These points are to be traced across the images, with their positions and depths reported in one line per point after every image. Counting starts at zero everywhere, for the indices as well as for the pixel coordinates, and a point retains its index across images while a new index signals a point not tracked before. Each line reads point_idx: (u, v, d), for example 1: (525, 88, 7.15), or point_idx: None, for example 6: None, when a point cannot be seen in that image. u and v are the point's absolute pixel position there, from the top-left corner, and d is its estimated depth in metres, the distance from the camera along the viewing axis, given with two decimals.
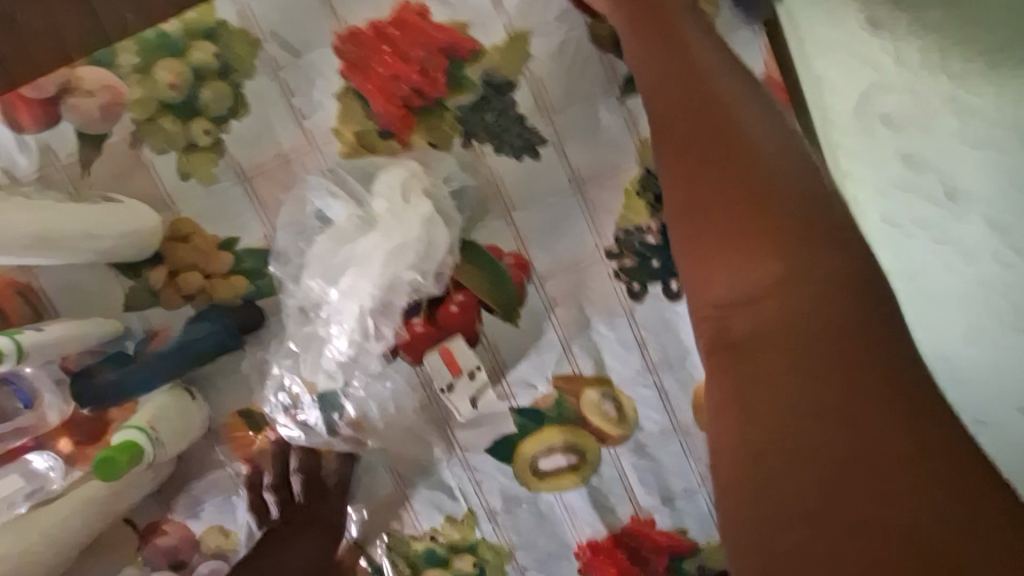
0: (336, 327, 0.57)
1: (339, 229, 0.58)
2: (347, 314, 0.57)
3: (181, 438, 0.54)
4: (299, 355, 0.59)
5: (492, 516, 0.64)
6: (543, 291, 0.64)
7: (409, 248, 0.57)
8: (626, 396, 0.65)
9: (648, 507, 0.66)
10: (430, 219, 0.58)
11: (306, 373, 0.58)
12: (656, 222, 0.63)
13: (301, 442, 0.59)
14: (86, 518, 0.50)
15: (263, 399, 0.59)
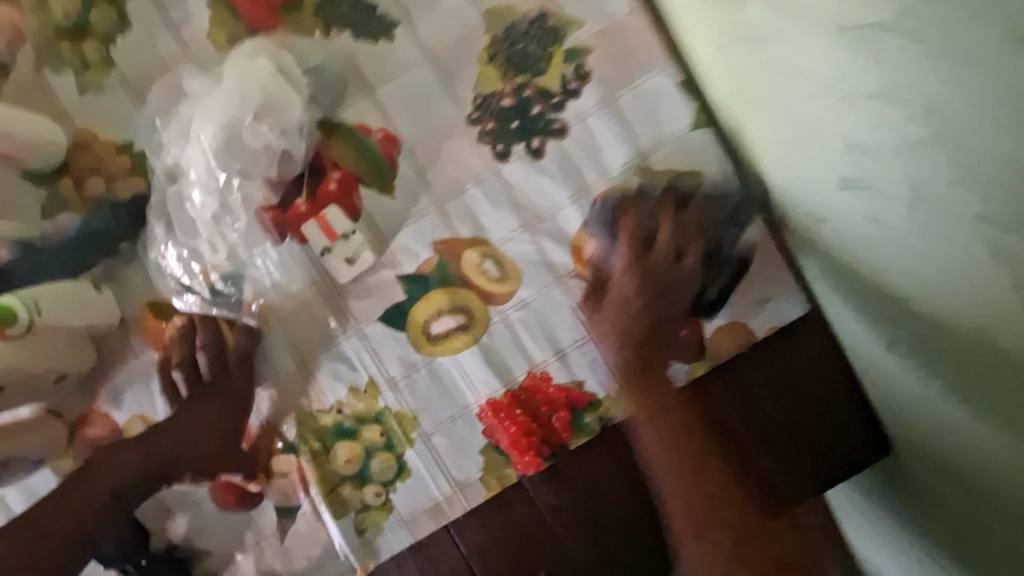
0: (197, 182, 0.65)
1: (203, 106, 0.64)
2: (202, 165, 0.65)
3: (78, 315, 0.63)
4: (177, 223, 0.67)
5: (393, 385, 0.70)
6: (413, 161, 0.68)
7: (254, 103, 0.63)
8: (505, 255, 0.69)
9: (541, 361, 0.70)
10: (273, 74, 0.64)
11: (185, 237, 0.67)
12: (511, 85, 0.67)
13: (193, 308, 0.68)
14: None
15: (159, 270, 0.68)
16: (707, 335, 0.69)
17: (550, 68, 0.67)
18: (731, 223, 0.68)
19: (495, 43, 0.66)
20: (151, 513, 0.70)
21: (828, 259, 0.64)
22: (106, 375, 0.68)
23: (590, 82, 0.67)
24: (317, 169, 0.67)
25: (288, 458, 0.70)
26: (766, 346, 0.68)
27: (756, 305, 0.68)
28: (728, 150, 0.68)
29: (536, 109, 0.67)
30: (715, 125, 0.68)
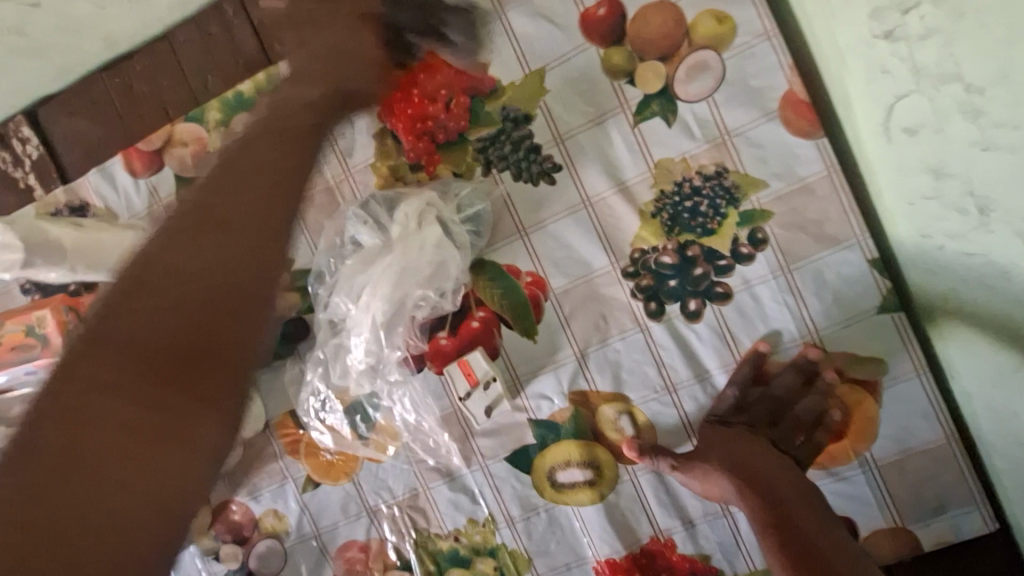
0: (355, 338, 0.65)
1: (366, 253, 0.65)
2: (362, 326, 0.64)
3: None
4: (326, 365, 0.68)
5: (511, 523, 0.69)
6: (560, 308, 0.66)
7: (420, 269, 0.64)
8: (641, 411, 0.65)
9: (667, 528, 0.66)
10: (439, 245, 0.63)
11: (336, 380, 0.68)
12: (673, 242, 0.62)
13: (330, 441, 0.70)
14: None
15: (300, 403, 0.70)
16: (861, 532, 0.62)
17: (718, 227, 0.61)
18: (910, 421, 0.60)
19: (661, 197, 0.62)
20: None
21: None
22: (247, 472, 0.73)
23: (764, 249, 0.60)
24: (462, 309, 0.67)
25: (402, 574, 0.72)
26: (931, 558, 0.61)
27: (926, 512, 0.61)
28: (918, 339, 0.59)
29: (698, 270, 0.62)
30: (907, 308, 0.59)
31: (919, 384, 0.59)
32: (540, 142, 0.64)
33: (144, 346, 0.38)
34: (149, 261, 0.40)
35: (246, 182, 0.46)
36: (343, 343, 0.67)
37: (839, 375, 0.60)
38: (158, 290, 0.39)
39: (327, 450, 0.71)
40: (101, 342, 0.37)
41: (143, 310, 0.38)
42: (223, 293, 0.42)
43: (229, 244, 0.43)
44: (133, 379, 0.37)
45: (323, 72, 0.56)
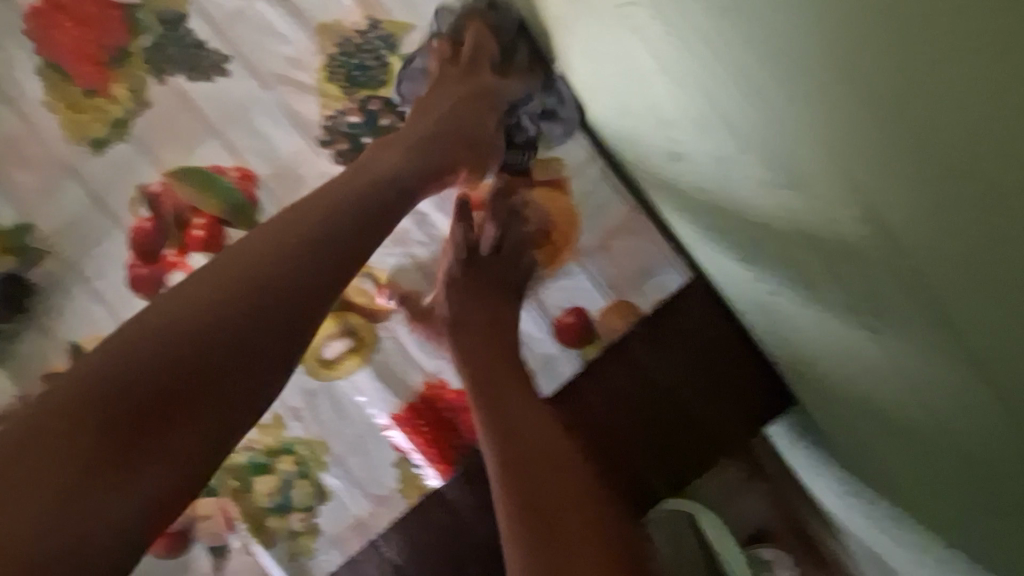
0: (81, 276, 0.68)
1: (69, 196, 0.67)
2: (81, 261, 0.68)
3: None
4: (60, 320, 0.69)
5: (297, 414, 0.71)
6: (273, 193, 0.67)
7: (121, 192, 0.67)
8: (380, 270, 0.69)
9: (436, 369, 0.70)
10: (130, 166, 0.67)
11: (72, 329, 0.69)
12: (355, 101, 0.66)
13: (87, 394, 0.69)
14: None
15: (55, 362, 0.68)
16: (593, 318, 0.69)
17: (388, 77, 0.66)
18: (597, 205, 0.68)
19: (331, 63, 0.66)
20: None
21: (706, 242, 0.60)
22: None
23: None
24: (181, 221, 0.67)
25: (209, 500, 0.71)
26: (653, 317, 0.68)
27: (638, 281, 0.68)
28: (580, 130, 0.68)
29: (385, 121, 0.66)
30: (565, 106, 0.67)
31: (592, 169, 0.68)
32: (204, 39, 0.66)
33: (209, 339, 0.45)
34: (181, 329, 0.44)
35: (226, 302, 0.46)
36: (72, 287, 0.68)
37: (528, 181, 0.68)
38: (129, 348, 0.43)
39: None
40: (180, 296, 0.46)
41: (149, 368, 0.43)
42: (339, 269, 0.51)
43: (289, 267, 0.49)
44: (121, 411, 0.41)
45: (451, 138, 0.60)
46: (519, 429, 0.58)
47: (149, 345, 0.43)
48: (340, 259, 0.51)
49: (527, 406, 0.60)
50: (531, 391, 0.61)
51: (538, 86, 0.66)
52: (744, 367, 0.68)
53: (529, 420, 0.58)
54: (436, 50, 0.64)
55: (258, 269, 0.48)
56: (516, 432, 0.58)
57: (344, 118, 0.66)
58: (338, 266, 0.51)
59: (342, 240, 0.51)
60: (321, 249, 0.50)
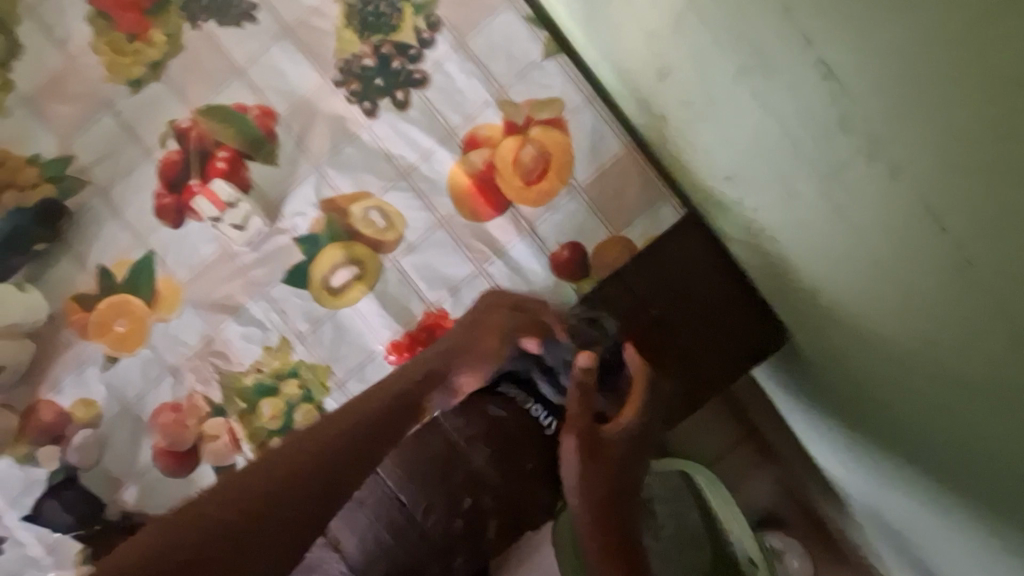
0: (110, 203, 0.73)
1: (104, 129, 0.73)
2: (110, 189, 0.74)
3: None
4: (88, 244, 0.74)
5: (303, 339, 0.75)
6: (290, 130, 0.72)
7: (152, 125, 0.73)
8: (388, 204, 0.73)
9: (436, 299, 0.74)
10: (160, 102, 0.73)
11: (101, 252, 0.74)
12: (368, 46, 0.71)
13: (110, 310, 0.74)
14: None
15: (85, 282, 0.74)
16: (587, 253, 0.72)
17: (401, 23, 0.71)
18: (594, 143, 0.71)
19: (349, 10, 0.71)
20: (101, 482, 0.76)
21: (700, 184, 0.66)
22: (46, 367, 0.75)
23: (441, 30, 0.70)
24: (205, 154, 0.73)
25: (218, 420, 0.75)
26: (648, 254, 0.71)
27: (629, 217, 0.72)
28: (580, 74, 0.71)
29: (396, 63, 0.71)
30: (565, 51, 0.71)
31: (592, 110, 0.71)
32: None
33: (267, 511, 0.54)
34: (177, 529, 0.51)
35: (298, 459, 0.58)
36: (101, 213, 0.74)
37: (528, 120, 0.71)
38: (202, 524, 0.51)
39: (116, 322, 0.75)
40: (248, 474, 0.56)
41: (273, 535, 0.53)
42: (353, 463, 0.59)
43: (306, 466, 0.57)
44: (198, 543, 0.49)
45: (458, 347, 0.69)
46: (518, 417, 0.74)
47: (218, 515, 0.52)
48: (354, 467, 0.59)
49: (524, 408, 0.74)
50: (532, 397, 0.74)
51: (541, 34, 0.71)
52: (746, 315, 0.70)
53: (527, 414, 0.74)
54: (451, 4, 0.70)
55: (247, 482, 0.55)
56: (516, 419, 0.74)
57: (358, 61, 0.71)
58: (356, 461, 0.59)
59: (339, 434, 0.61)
60: (344, 463, 0.59)
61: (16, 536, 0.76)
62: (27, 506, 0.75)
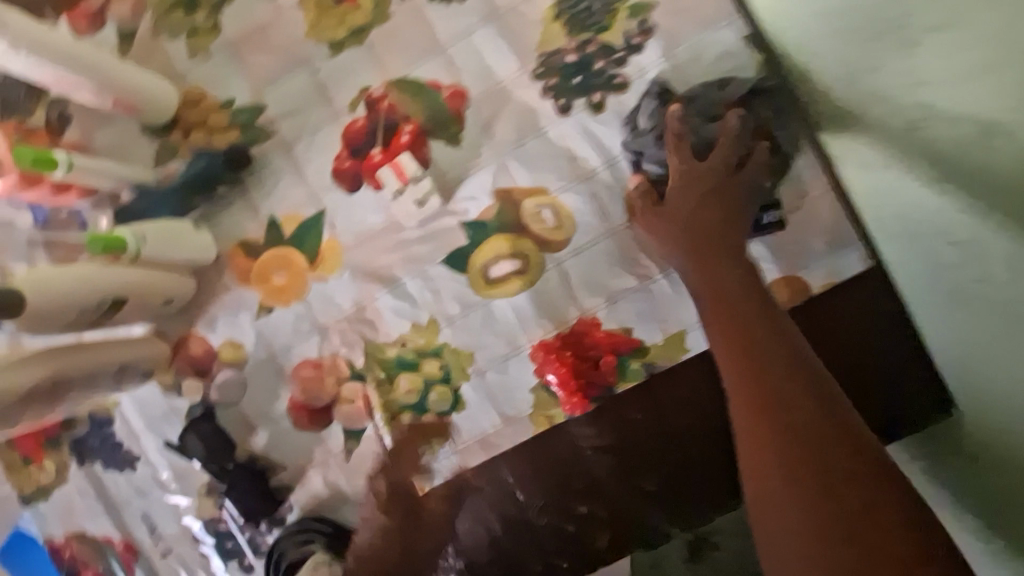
0: (291, 158, 0.75)
1: (298, 84, 0.74)
2: (293, 145, 0.75)
3: (179, 249, 0.70)
4: (263, 194, 0.76)
5: (451, 323, 0.75)
6: (478, 114, 0.72)
7: (345, 90, 0.74)
8: (562, 203, 0.72)
9: (592, 307, 0.73)
10: (356, 67, 0.74)
11: (274, 203, 0.75)
12: (574, 42, 0.70)
13: (273, 261, 0.76)
14: (80, 290, 0.59)
15: (254, 230, 0.76)
16: None
17: (611, 24, 0.69)
18: (784, 178, 0.70)
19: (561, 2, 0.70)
20: (235, 423, 0.78)
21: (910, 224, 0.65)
22: (202, 304, 0.77)
23: (652, 38, 0.69)
24: (391, 125, 0.73)
25: (355, 385, 0.77)
26: (816, 295, 0.69)
27: (811, 257, 0.70)
28: (787, 104, 0.68)
29: (599, 64, 0.70)
30: (776, 78, 0.68)
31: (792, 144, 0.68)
32: None
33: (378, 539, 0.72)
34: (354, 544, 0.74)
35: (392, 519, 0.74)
36: (280, 167, 0.75)
37: (724, 143, 0.69)
38: None
39: (276, 274, 0.76)
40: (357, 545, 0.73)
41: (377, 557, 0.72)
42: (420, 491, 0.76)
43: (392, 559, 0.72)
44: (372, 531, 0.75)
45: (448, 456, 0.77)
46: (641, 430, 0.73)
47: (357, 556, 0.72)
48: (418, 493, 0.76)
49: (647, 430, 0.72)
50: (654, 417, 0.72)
51: (754, 56, 0.68)
52: (911, 374, 0.67)
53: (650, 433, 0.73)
54: (667, 14, 0.69)
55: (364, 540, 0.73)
56: (641, 432, 0.73)
57: (563, 55, 0.70)
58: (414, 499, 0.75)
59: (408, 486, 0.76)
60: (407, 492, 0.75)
61: (149, 458, 0.80)
62: (166, 432, 0.79)
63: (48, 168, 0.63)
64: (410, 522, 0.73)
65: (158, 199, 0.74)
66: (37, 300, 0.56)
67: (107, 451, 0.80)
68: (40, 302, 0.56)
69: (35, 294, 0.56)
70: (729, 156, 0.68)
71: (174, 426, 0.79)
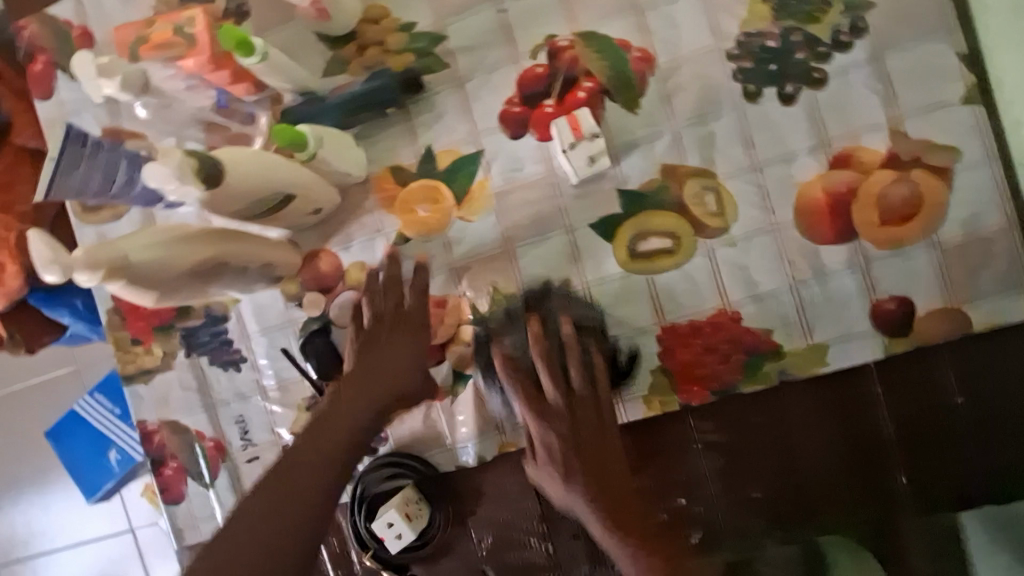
0: (461, 94, 0.74)
1: (483, 20, 0.74)
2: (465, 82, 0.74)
3: (344, 161, 0.71)
4: (426, 124, 0.75)
5: (586, 288, 0.74)
6: (661, 84, 0.71)
7: (530, 34, 0.73)
8: (728, 188, 0.70)
9: (736, 300, 0.70)
10: (545, 14, 0.72)
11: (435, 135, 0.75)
12: (779, 27, 0.68)
13: (421, 192, 0.76)
14: (267, 180, 0.59)
15: (410, 158, 0.76)
16: (918, 309, 0.67)
17: (820, 16, 0.67)
18: (972, 207, 0.65)
19: None
20: (347, 344, 0.78)
21: None
22: (340, 221, 0.77)
23: (862, 37, 0.66)
24: (570, 78, 0.72)
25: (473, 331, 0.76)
26: (973, 334, 0.66)
27: (979, 292, 0.66)
28: (992, 133, 0.65)
29: (800, 54, 0.67)
30: (986, 103, 0.65)
31: (987, 174, 0.65)
32: None
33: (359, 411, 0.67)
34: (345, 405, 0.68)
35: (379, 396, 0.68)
36: (447, 100, 0.75)
37: (916, 159, 0.65)
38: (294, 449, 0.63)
39: (421, 206, 0.76)
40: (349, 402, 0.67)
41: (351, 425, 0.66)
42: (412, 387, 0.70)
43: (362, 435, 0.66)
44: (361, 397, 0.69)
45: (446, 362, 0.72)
46: (754, 433, 0.71)
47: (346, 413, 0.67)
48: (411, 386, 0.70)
49: (760, 434, 0.71)
50: (771, 423, 0.70)
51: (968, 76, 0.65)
52: None
53: (761, 437, 0.71)
54: (884, 16, 0.66)
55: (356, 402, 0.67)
56: (753, 435, 0.71)
57: (765, 38, 0.68)
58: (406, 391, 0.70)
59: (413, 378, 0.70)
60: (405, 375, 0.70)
61: (257, 361, 0.80)
62: (280, 339, 0.80)
63: (247, 56, 0.63)
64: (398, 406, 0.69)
65: (326, 108, 0.73)
66: (235, 180, 0.55)
67: (216, 347, 0.81)
68: (236, 183, 0.56)
69: (232, 173, 0.55)
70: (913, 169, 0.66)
71: (289, 335, 0.79)
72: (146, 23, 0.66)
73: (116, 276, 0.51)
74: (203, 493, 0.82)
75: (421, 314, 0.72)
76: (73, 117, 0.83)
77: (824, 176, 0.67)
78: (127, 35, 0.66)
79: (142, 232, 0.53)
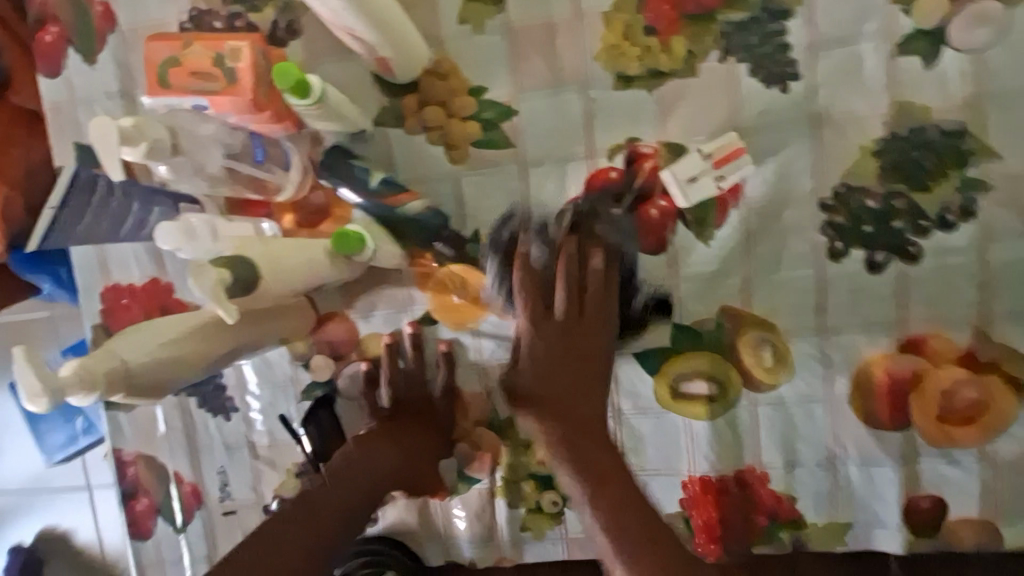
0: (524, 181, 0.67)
1: (563, 104, 0.65)
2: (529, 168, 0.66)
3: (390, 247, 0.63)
4: (472, 204, 0.67)
5: (617, 415, 0.69)
6: (744, 220, 0.64)
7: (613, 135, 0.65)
8: (789, 347, 0.65)
9: (768, 462, 0.66)
10: (634, 113, 0.64)
11: (486, 220, 0.67)
12: (883, 187, 0.61)
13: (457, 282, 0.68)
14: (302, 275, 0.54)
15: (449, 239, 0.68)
16: (950, 515, 0.63)
17: (931, 185, 0.60)
18: None
19: (889, 139, 0.60)
20: (351, 419, 0.71)
21: None
22: (364, 287, 0.70)
23: (970, 222, 0.60)
24: (643, 191, 0.65)
25: (486, 434, 0.71)
26: (1004, 555, 0.63)
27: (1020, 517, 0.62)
28: None
29: (898, 222, 0.61)
30: None
31: None
32: (790, 43, 0.61)
33: (346, 482, 0.63)
34: (337, 472, 0.63)
35: (384, 455, 0.65)
36: (505, 185, 0.67)
37: (993, 365, 0.60)
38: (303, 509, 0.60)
39: (456, 293, 0.69)
40: (354, 467, 0.63)
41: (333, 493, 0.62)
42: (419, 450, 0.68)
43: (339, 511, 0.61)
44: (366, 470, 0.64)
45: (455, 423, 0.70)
46: None
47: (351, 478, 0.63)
48: (427, 448, 0.68)
49: None
50: None
51: None
52: None
53: None
54: (1000, 205, 0.59)
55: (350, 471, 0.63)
56: None
57: (869, 196, 0.61)
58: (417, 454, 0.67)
59: (427, 440, 0.68)
60: (430, 430, 0.69)
61: (249, 415, 0.75)
62: (279, 399, 0.74)
63: (295, 96, 0.55)
64: (410, 462, 0.67)
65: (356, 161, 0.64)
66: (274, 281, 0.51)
67: (209, 390, 0.75)
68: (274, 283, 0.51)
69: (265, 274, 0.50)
70: (979, 375, 0.61)
71: (289, 397, 0.74)
72: (182, 44, 0.57)
73: (116, 388, 0.44)
74: (173, 536, 0.78)
75: (444, 413, 0.70)
76: (86, 108, 0.73)
77: (891, 358, 0.62)
78: (158, 53, 0.57)
79: (150, 332, 0.47)
